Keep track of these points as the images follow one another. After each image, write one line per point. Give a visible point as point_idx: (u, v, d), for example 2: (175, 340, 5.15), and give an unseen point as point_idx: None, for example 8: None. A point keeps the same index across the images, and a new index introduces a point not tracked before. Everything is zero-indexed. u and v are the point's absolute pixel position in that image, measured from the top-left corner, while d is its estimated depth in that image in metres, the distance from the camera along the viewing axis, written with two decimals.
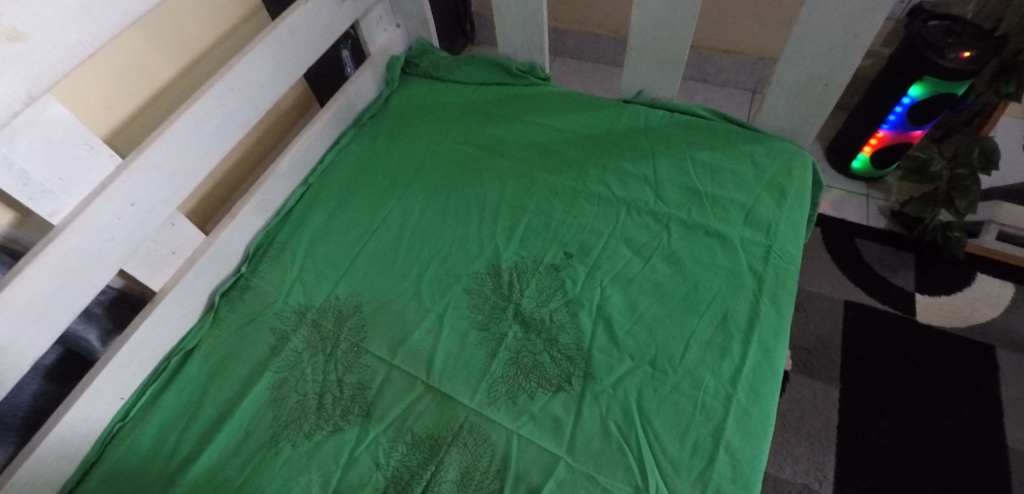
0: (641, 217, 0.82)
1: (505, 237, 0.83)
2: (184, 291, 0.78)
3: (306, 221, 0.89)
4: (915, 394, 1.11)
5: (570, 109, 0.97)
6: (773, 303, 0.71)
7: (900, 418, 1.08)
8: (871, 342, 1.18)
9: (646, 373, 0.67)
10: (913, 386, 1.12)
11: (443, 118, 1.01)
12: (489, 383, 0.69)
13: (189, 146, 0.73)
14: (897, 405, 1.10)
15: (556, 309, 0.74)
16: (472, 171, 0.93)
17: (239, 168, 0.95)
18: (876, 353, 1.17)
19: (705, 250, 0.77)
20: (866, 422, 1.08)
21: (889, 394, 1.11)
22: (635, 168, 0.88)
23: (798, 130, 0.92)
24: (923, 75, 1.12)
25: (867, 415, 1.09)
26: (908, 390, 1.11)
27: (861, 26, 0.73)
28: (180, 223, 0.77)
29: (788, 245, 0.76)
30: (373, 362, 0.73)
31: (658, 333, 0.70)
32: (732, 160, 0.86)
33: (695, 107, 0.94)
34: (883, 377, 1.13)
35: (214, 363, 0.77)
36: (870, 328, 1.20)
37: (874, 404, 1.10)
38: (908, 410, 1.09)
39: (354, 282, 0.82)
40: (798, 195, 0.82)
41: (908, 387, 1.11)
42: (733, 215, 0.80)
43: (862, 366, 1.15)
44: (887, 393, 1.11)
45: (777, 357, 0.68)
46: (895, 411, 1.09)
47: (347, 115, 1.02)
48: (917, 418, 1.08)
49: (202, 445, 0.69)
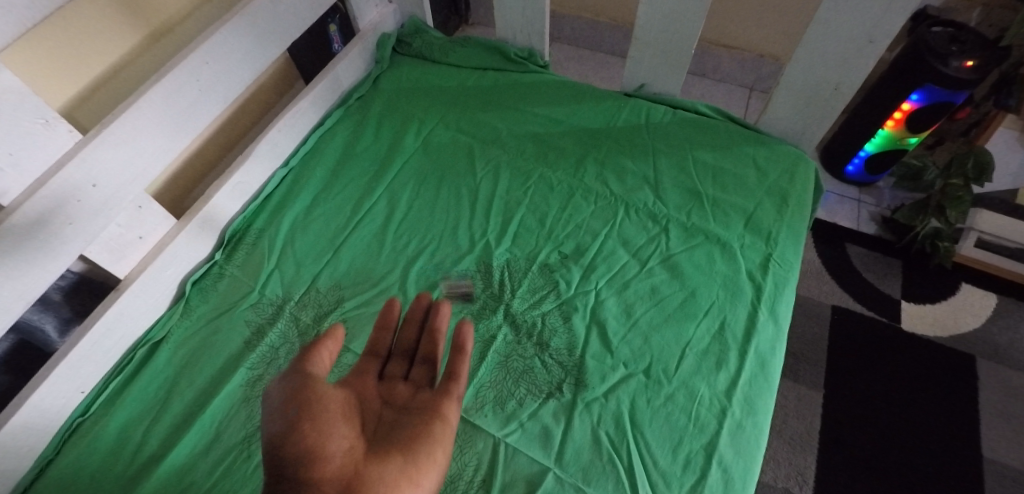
0: (639, 217, 0.79)
1: (497, 233, 0.79)
2: (152, 279, 0.73)
3: (286, 207, 0.84)
4: (897, 401, 1.11)
5: (569, 100, 0.93)
6: (771, 313, 0.70)
7: (880, 426, 1.09)
8: (856, 348, 1.18)
9: (640, 382, 0.65)
10: (896, 394, 1.12)
11: (435, 103, 0.96)
12: (477, 387, 0.66)
13: (159, 123, 0.67)
14: (878, 411, 1.10)
15: (549, 312, 0.71)
16: (465, 161, 0.89)
17: (214, 146, 0.89)
18: (862, 359, 1.17)
19: (704, 255, 0.75)
20: (848, 428, 1.09)
21: (872, 400, 1.12)
22: (635, 166, 0.84)
23: (803, 133, 0.89)
24: (924, 82, 1.11)
25: (849, 420, 1.10)
26: (890, 397, 1.12)
27: (877, 30, 0.71)
28: (148, 206, 0.72)
29: (788, 253, 0.74)
30: (354, 361, 0.69)
31: (653, 341, 0.68)
32: (733, 163, 0.84)
33: (699, 105, 0.91)
34: (866, 383, 1.14)
35: (184, 356, 0.72)
36: (857, 334, 1.20)
37: (857, 410, 1.11)
38: (888, 417, 1.09)
39: (337, 275, 0.77)
40: (800, 201, 0.79)
41: (890, 395, 1.12)
42: (734, 220, 0.78)
43: (846, 372, 1.15)
44: (868, 399, 1.12)
45: (772, 369, 0.66)
46: (876, 418, 1.10)
47: (333, 93, 0.96)
48: (898, 425, 1.08)
49: (169, 444, 0.65)
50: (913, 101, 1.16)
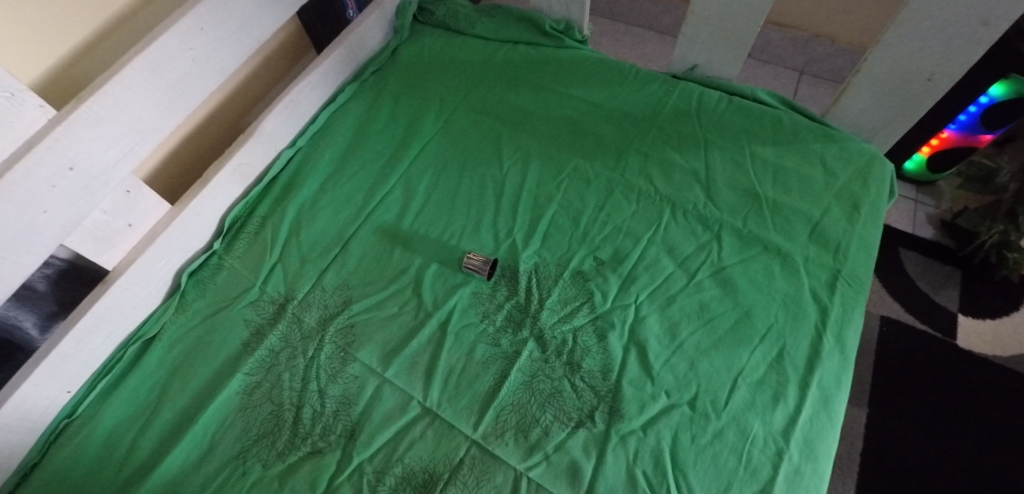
0: (687, 221, 0.70)
1: (524, 233, 0.71)
2: (143, 271, 0.66)
3: (292, 193, 0.76)
4: (946, 421, 1.02)
5: (611, 82, 0.82)
6: (838, 342, 0.60)
7: (927, 448, 1.00)
8: (902, 363, 1.09)
9: (684, 415, 0.57)
10: (946, 415, 1.02)
11: (458, 81, 0.86)
12: (497, 411, 0.58)
13: (147, 98, 0.59)
14: (926, 433, 1.01)
15: (581, 327, 0.63)
16: (490, 147, 0.79)
17: (218, 122, 0.78)
18: (911, 374, 1.07)
19: (761, 268, 0.65)
20: (891, 450, 1.00)
21: (919, 420, 1.02)
22: (685, 161, 0.74)
23: (880, 129, 0.78)
24: (1009, 73, 0.95)
25: (892, 441, 1.01)
26: (938, 417, 1.02)
27: (995, 11, 0.59)
28: (138, 191, 0.64)
29: (859, 270, 0.64)
30: (361, 372, 0.62)
31: (700, 368, 0.59)
32: (798, 162, 0.73)
33: (760, 91, 0.80)
34: (913, 402, 1.04)
35: (178, 355, 0.66)
36: (907, 347, 1.10)
37: (902, 431, 1.02)
38: (936, 439, 1.00)
39: (345, 272, 0.70)
40: (874, 209, 0.69)
41: (939, 415, 1.03)
42: (797, 229, 0.68)
43: (891, 389, 1.06)
44: (914, 418, 1.03)
45: (837, 406, 0.58)
46: (922, 439, 1.01)
47: (346, 66, 0.87)
48: (946, 448, 0.99)
49: (159, 454, 0.59)
50: (963, 119, 1.07)
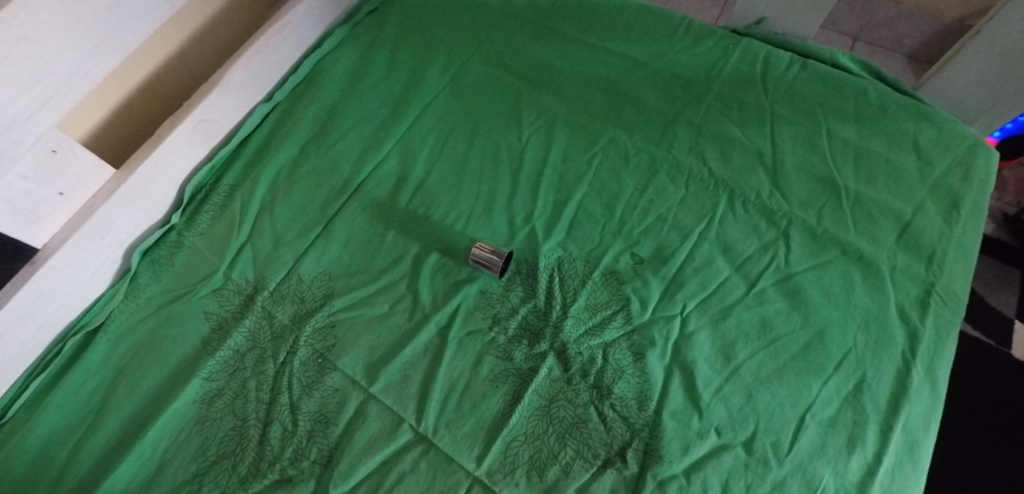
0: (747, 214, 0.57)
1: (545, 221, 0.58)
2: (83, 248, 0.55)
3: (265, 159, 0.63)
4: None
5: (655, 36, 0.68)
6: (928, 374, 0.48)
7: (1002, 470, 0.78)
8: (975, 363, 0.86)
9: (738, 460, 0.45)
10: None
11: (471, 27, 0.72)
12: (506, 441, 0.47)
13: (63, 29, 0.45)
14: (1002, 451, 0.79)
15: (613, 343, 0.51)
16: (507, 111, 0.66)
17: (182, 66, 0.65)
18: (985, 377, 0.85)
19: (838, 278, 0.53)
20: (958, 473, 0.78)
21: (994, 435, 0.80)
22: (746, 137, 0.61)
23: (988, 110, 0.64)
24: None
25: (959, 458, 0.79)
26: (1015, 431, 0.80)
27: None
28: (67, 150, 0.51)
29: (958, 285, 0.52)
30: (341, 384, 0.51)
31: (759, 401, 0.48)
32: (886, 145, 0.59)
33: (841, 56, 0.65)
34: (991, 404, 0.83)
35: (127, 351, 0.55)
36: (979, 344, 0.88)
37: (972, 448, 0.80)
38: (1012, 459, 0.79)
39: (326, 258, 0.58)
40: (978, 207, 0.56)
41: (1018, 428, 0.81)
42: (883, 230, 0.55)
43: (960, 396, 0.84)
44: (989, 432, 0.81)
45: (924, 455, 0.46)
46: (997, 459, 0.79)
47: (335, 5, 0.72)
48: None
49: (101, 472, 0.49)
50: None
